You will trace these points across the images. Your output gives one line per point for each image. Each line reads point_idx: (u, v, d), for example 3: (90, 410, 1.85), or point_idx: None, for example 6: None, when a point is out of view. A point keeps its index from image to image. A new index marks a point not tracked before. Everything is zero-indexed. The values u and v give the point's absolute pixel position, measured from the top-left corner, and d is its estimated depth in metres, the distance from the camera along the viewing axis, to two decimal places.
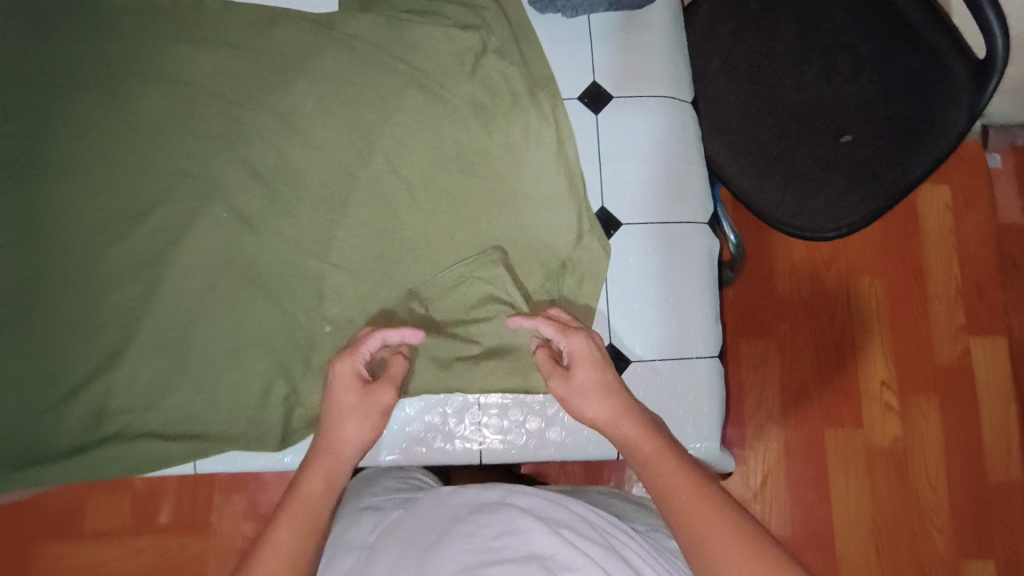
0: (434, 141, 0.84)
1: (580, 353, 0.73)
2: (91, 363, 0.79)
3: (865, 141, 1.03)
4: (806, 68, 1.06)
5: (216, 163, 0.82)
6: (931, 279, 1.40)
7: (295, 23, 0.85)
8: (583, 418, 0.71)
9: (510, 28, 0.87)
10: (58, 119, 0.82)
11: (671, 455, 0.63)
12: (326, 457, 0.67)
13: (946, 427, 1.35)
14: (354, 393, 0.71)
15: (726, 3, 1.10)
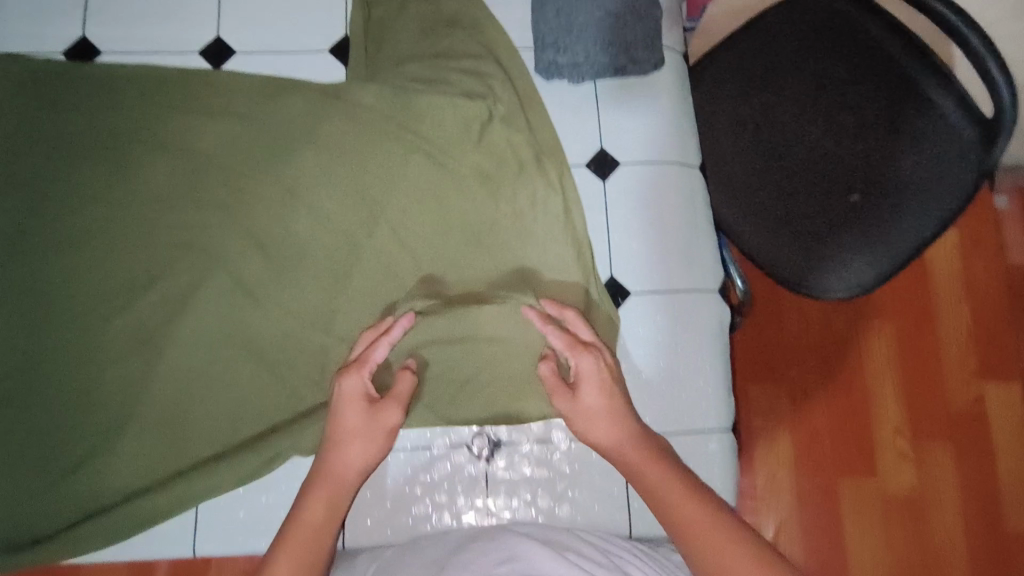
0: (441, 209, 0.84)
1: (595, 371, 0.69)
2: (90, 439, 0.78)
3: (873, 198, 1.02)
4: (811, 127, 1.06)
5: (220, 234, 0.82)
6: (942, 324, 1.37)
7: (301, 94, 0.85)
8: (587, 439, 0.68)
9: (516, 96, 0.87)
10: (62, 191, 0.81)
11: (678, 483, 0.63)
12: (330, 487, 0.65)
13: (962, 477, 1.31)
14: (362, 415, 0.68)
15: (730, 62, 1.10)
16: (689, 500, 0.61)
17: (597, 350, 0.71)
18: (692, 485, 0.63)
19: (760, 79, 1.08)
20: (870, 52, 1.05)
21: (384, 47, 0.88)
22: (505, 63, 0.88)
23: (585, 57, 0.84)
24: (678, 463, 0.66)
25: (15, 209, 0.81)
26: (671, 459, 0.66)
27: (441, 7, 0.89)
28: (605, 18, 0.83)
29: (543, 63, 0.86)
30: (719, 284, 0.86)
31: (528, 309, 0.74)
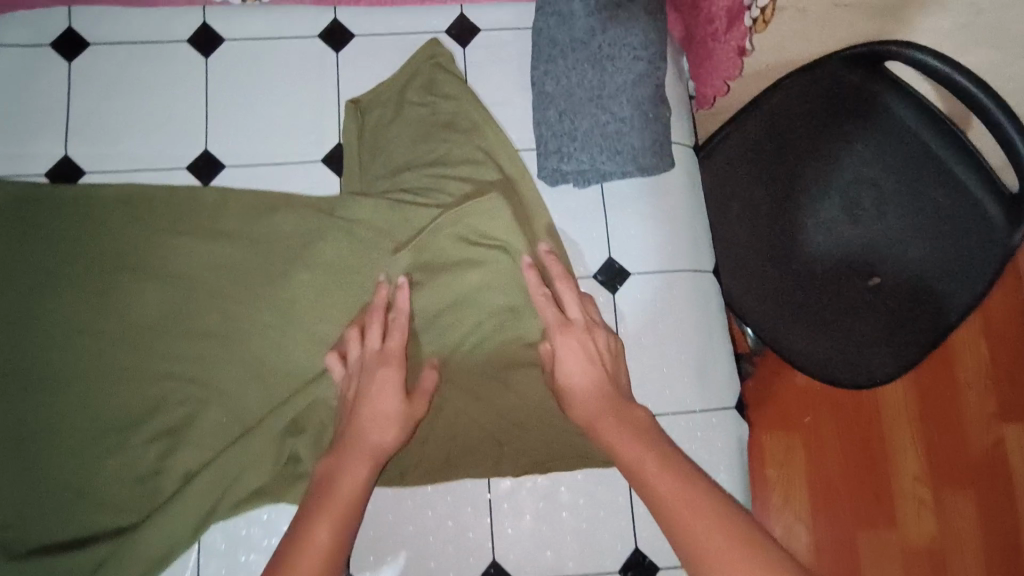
0: (443, 331, 0.79)
1: (588, 344, 0.73)
2: None
3: (897, 283, 0.96)
4: (828, 206, 1.00)
5: (213, 361, 0.78)
6: (959, 364, 1.33)
7: (295, 210, 0.81)
8: (573, 411, 0.72)
9: (521, 204, 0.83)
10: (45, 326, 0.77)
11: (652, 450, 0.64)
12: (357, 453, 0.66)
13: (985, 522, 1.27)
14: (390, 390, 0.70)
15: (745, 137, 1.03)
16: (663, 466, 0.62)
17: (581, 331, 0.74)
18: (668, 452, 0.65)
19: (774, 156, 1.02)
20: (887, 123, 0.98)
21: (380, 157, 0.84)
22: (506, 168, 0.84)
23: (592, 163, 0.80)
24: (656, 431, 0.67)
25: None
26: (649, 429, 0.67)
27: (438, 111, 0.85)
28: (610, 122, 0.80)
29: (547, 168, 0.82)
30: (735, 398, 0.82)
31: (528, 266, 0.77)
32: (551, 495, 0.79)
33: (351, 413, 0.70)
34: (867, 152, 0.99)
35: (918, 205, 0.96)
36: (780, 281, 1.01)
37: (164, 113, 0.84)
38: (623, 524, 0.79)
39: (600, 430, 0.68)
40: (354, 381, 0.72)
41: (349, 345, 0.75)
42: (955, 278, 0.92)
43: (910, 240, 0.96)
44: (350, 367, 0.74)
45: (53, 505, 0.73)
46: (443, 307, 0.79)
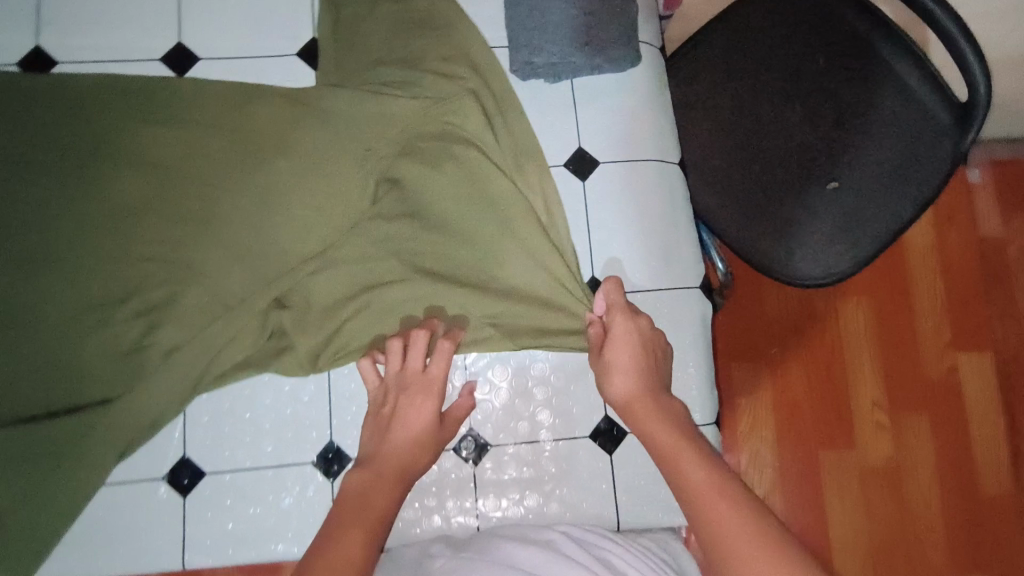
0: (418, 216, 0.83)
1: (642, 334, 0.75)
2: (64, 458, 0.74)
3: (852, 187, 0.97)
4: (790, 114, 1.00)
5: (193, 243, 0.80)
6: (915, 294, 1.34)
7: (271, 100, 0.83)
8: (619, 397, 0.71)
9: (493, 98, 0.86)
10: (26, 207, 0.79)
11: (694, 451, 0.62)
12: (388, 477, 0.67)
13: (937, 443, 1.29)
14: (429, 420, 0.72)
15: (710, 49, 1.05)
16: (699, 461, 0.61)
17: (639, 325, 0.75)
18: (698, 444, 0.64)
19: (738, 67, 1.03)
20: (845, 35, 0.99)
21: (355, 51, 0.86)
22: (478, 64, 0.87)
23: (562, 57, 0.83)
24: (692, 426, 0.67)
25: None
26: (683, 420, 0.68)
27: (410, 7, 0.87)
28: (580, 16, 0.81)
29: (518, 63, 0.84)
30: (700, 279, 0.87)
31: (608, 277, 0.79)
32: (528, 369, 0.83)
33: (386, 426, 0.71)
34: (828, 62, 0.99)
35: (874, 112, 0.97)
36: (744, 184, 1.01)
37: (137, 7, 0.85)
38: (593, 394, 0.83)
39: (649, 417, 0.68)
40: (389, 393, 0.74)
41: (389, 355, 0.75)
42: (906, 181, 0.95)
43: (866, 145, 0.97)
44: (386, 378, 0.75)
45: (40, 378, 0.76)
46: (417, 193, 0.83)
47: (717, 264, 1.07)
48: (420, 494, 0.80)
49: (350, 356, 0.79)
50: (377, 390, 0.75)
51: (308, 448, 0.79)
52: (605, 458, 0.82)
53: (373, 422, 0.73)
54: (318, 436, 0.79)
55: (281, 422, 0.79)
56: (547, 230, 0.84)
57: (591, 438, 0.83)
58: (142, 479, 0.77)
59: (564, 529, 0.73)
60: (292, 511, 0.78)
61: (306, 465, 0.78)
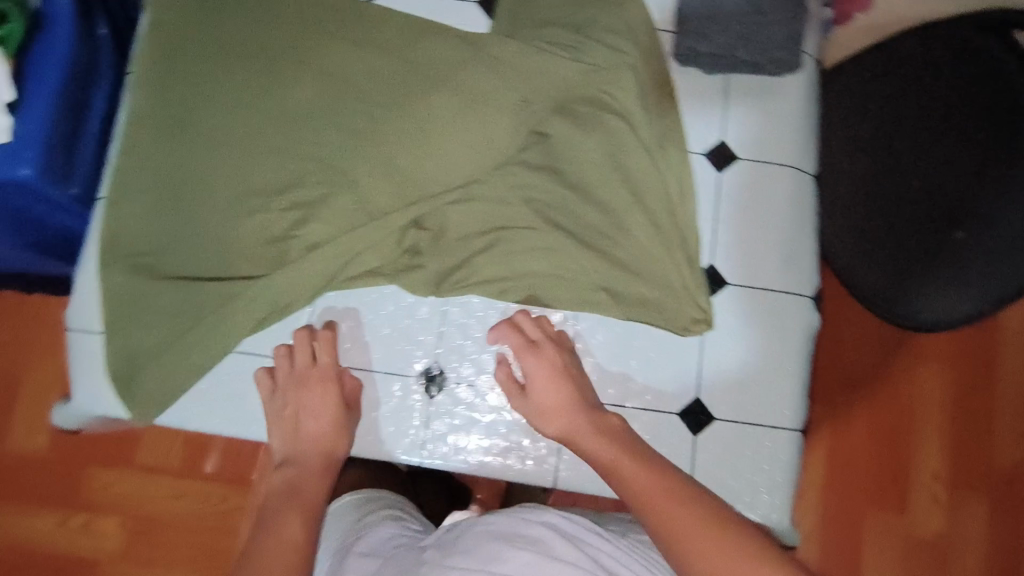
0: (556, 168, 0.87)
1: (554, 360, 0.78)
2: (206, 320, 0.82)
3: (1005, 237, 0.70)
4: (910, 131, 0.83)
5: (351, 155, 0.86)
6: (1002, 375, 1.26)
7: (447, 39, 0.90)
8: (547, 430, 0.76)
9: (650, 77, 0.90)
10: (216, 91, 0.87)
11: (625, 450, 0.68)
12: (317, 464, 0.77)
13: (994, 533, 1.21)
14: (330, 409, 0.80)
15: (890, 45, 0.89)
16: (633, 461, 0.66)
17: (546, 355, 0.79)
18: (633, 449, 0.68)
19: (915, 70, 0.85)
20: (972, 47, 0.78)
21: (530, 9, 0.91)
22: (642, 43, 0.91)
23: (730, 49, 0.87)
24: (623, 430, 0.72)
25: (167, 103, 0.87)
26: (616, 428, 0.72)
27: None
28: (752, 14, 0.87)
29: (684, 51, 0.89)
30: (814, 290, 0.88)
31: (518, 312, 0.82)
32: (632, 338, 0.85)
33: (292, 428, 0.79)
34: (947, 76, 0.81)
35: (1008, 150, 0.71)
36: (875, 204, 0.86)
37: None
38: (691, 376, 0.84)
39: (578, 443, 0.72)
40: (287, 395, 0.81)
41: (279, 364, 0.82)
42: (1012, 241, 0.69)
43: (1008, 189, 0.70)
44: (278, 384, 0.81)
45: (196, 246, 0.84)
46: (560, 148, 0.88)
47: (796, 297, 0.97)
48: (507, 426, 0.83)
49: (467, 288, 0.84)
50: (271, 399, 0.81)
51: (414, 363, 0.84)
52: (689, 439, 0.83)
53: (277, 427, 0.80)
54: (424, 354, 0.84)
55: (393, 334, 0.84)
56: (675, 210, 0.87)
57: (679, 416, 0.83)
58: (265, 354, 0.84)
59: (552, 517, 0.68)
60: (388, 416, 0.83)
61: (410, 378, 0.83)
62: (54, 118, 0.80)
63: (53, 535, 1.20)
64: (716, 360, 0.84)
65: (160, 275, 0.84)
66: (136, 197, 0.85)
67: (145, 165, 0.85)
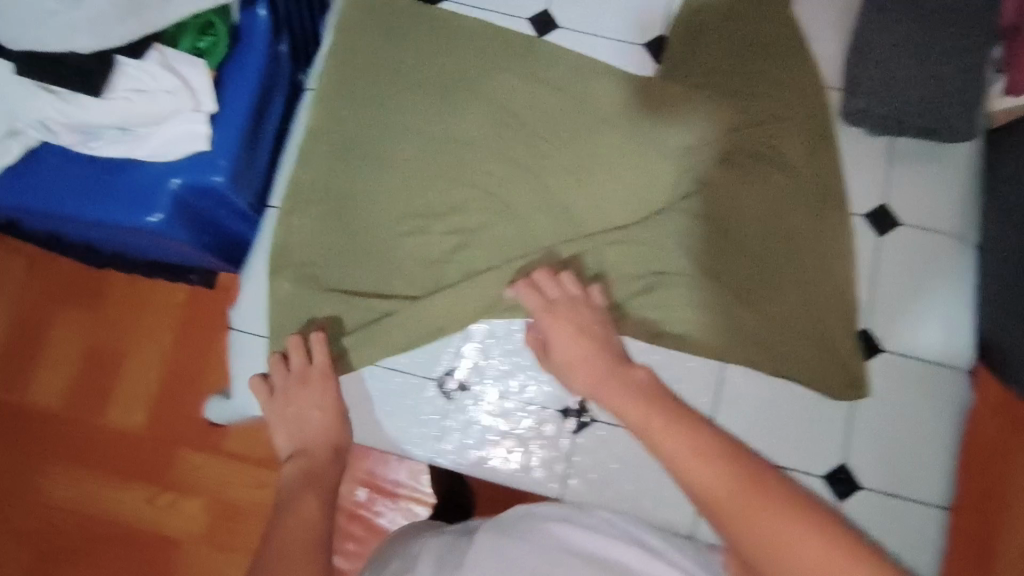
0: (713, 217, 0.88)
1: (578, 319, 0.79)
2: (365, 335, 0.85)
3: None
4: None
5: (512, 186, 0.89)
6: None
7: (614, 81, 0.91)
8: (573, 383, 0.78)
9: (817, 132, 0.89)
10: (389, 113, 0.90)
11: (661, 409, 0.69)
12: (325, 455, 0.76)
13: None
14: (332, 404, 0.80)
15: None
16: (668, 422, 0.67)
17: (564, 314, 0.80)
18: (668, 407, 0.70)
19: None
20: None
21: (697, 55, 0.92)
22: (809, 98, 0.90)
23: (899, 115, 0.88)
24: (653, 384, 0.74)
25: (342, 120, 0.90)
26: (647, 382, 0.74)
27: (763, 30, 0.92)
28: (931, 81, 0.87)
29: (853, 111, 0.89)
30: (970, 364, 0.86)
31: (540, 271, 0.83)
32: (780, 396, 0.84)
33: (295, 424, 0.79)
34: None
35: None
36: None
37: None
38: (837, 440, 0.83)
39: (607, 400, 0.74)
40: (284, 398, 0.80)
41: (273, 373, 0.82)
42: None
43: None
44: (275, 389, 0.81)
45: (359, 261, 0.87)
46: (720, 197, 0.88)
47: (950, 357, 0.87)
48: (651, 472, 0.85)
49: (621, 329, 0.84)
50: (271, 402, 0.81)
51: (566, 398, 0.86)
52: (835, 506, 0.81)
53: (280, 422, 0.79)
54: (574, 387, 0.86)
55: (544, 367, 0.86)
56: (832, 269, 0.86)
57: (826, 481, 0.82)
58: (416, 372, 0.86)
59: (604, 513, 0.76)
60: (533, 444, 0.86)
61: (557, 412, 0.86)
62: (246, 130, 0.83)
63: (142, 514, 1.23)
64: (865, 426, 0.84)
65: (324, 287, 0.87)
66: (306, 209, 0.88)
67: (316, 179, 0.89)
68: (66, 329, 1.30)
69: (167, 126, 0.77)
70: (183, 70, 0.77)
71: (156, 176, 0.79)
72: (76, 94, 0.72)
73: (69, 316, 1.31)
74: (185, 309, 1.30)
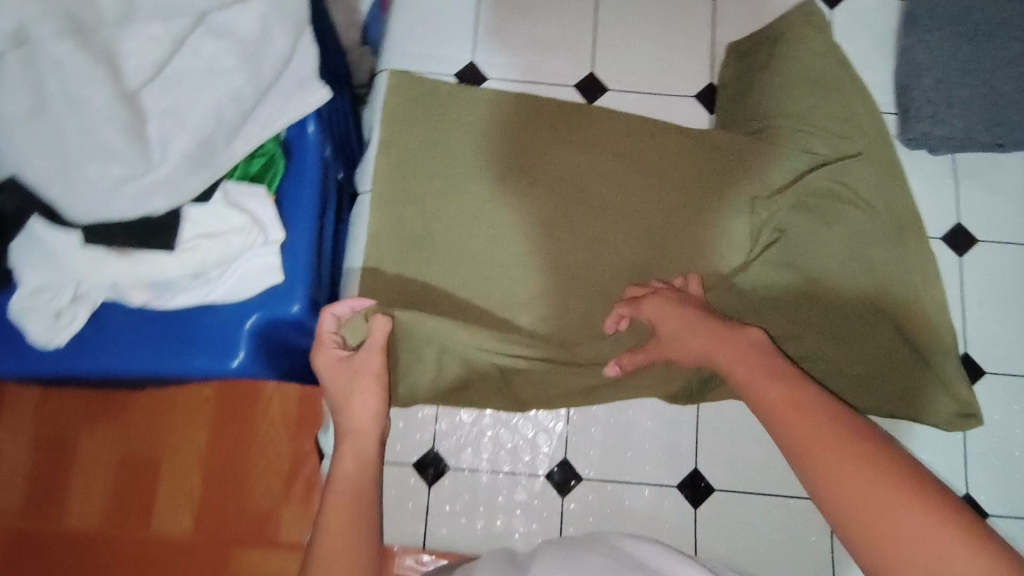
0: (792, 262, 0.87)
1: (670, 299, 0.73)
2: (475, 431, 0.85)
3: None
4: None
5: (590, 259, 0.87)
6: None
7: (674, 136, 0.90)
8: (680, 359, 0.70)
9: (882, 159, 0.89)
10: (453, 202, 0.87)
11: (764, 370, 0.58)
12: (352, 438, 0.63)
13: None
14: (351, 376, 0.68)
15: None
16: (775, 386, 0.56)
17: (645, 297, 0.76)
18: (778, 368, 0.58)
19: None
20: None
21: (749, 98, 0.91)
22: (868, 128, 0.90)
23: (967, 132, 0.87)
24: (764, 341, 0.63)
25: (405, 220, 0.87)
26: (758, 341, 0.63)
27: (812, 64, 0.91)
28: (990, 95, 0.87)
29: (915, 135, 0.88)
30: None
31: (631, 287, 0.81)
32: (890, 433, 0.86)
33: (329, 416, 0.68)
34: None
35: None
36: None
37: (563, 34, 0.94)
38: (951, 468, 0.85)
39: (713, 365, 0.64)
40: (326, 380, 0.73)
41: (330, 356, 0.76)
42: None
43: None
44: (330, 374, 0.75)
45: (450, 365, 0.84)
46: (797, 241, 0.87)
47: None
48: (790, 535, 0.82)
49: (725, 394, 0.83)
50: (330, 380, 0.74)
51: (681, 470, 0.84)
52: None
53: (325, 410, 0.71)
54: (691, 457, 0.84)
55: (654, 442, 0.84)
56: (922, 299, 0.86)
57: None
58: (523, 465, 0.84)
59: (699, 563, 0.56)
60: (658, 523, 0.83)
61: (675, 488, 0.83)
62: (314, 251, 0.79)
63: None
64: (980, 448, 0.85)
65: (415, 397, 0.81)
66: None
67: (389, 286, 0.85)
68: (80, 440, 0.98)
69: (235, 266, 0.73)
70: (249, 204, 0.73)
71: (229, 320, 0.75)
72: (146, 255, 0.67)
73: (91, 428, 0.99)
74: (223, 394, 1.00)
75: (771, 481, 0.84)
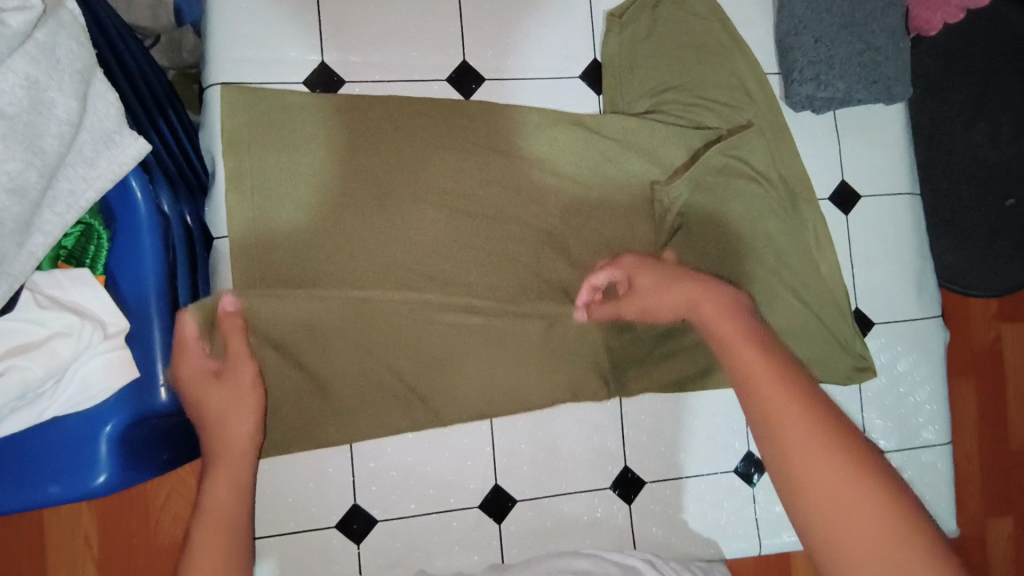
0: (697, 242, 0.83)
1: (643, 262, 0.68)
2: (397, 476, 0.80)
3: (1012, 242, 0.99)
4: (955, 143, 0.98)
5: (491, 274, 0.79)
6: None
7: (563, 125, 0.82)
8: (659, 314, 0.64)
9: (770, 127, 0.87)
10: (329, 236, 0.75)
11: (753, 338, 0.53)
12: (225, 459, 0.61)
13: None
14: (222, 393, 0.64)
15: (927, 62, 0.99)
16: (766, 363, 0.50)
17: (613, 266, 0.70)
18: (764, 343, 0.53)
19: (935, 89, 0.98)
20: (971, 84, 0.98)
21: (636, 73, 0.85)
22: (754, 93, 0.87)
23: (848, 91, 0.85)
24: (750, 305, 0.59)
25: (278, 263, 0.74)
26: (743, 304, 0.58)
27: (691, 29, 0.85)
28: (866, 50, 0.85)
29: (799, 97, 0.86)
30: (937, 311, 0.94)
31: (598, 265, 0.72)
32: None
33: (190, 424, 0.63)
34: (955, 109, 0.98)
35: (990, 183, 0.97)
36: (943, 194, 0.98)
37: (422, 17, 0.81)
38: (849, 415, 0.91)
39: (693, 310, 0.59)
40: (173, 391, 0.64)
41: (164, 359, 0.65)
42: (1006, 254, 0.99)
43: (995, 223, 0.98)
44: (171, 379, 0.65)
45: (359, 419, 0.77)
46: (701, 222, 0.84)
47: (916, 304, 0.93)
48: (713, 509, 0.87)
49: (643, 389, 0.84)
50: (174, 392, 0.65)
51: (611, 470, 0.85)
52: None
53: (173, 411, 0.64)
54: (619, 454, 0.85)
55: (583, 448, 0.84)
56: (816, 264, 0.88)
57: None
58: (454, 499, 0.81)
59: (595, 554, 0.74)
60: (594, 525, 0.84)
61: (606, 489, 0.84)
62: (172, 333, 0.65)
63: None
64: (874, 396, 0.91)
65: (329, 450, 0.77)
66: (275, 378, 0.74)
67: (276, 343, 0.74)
68: None
69: (71, 374, 0.59)
70: (73, 296, 0.60)
71: (82, 432, 0.61)
72: None
73: None
74: None
75: (691, 462, 0.87)
